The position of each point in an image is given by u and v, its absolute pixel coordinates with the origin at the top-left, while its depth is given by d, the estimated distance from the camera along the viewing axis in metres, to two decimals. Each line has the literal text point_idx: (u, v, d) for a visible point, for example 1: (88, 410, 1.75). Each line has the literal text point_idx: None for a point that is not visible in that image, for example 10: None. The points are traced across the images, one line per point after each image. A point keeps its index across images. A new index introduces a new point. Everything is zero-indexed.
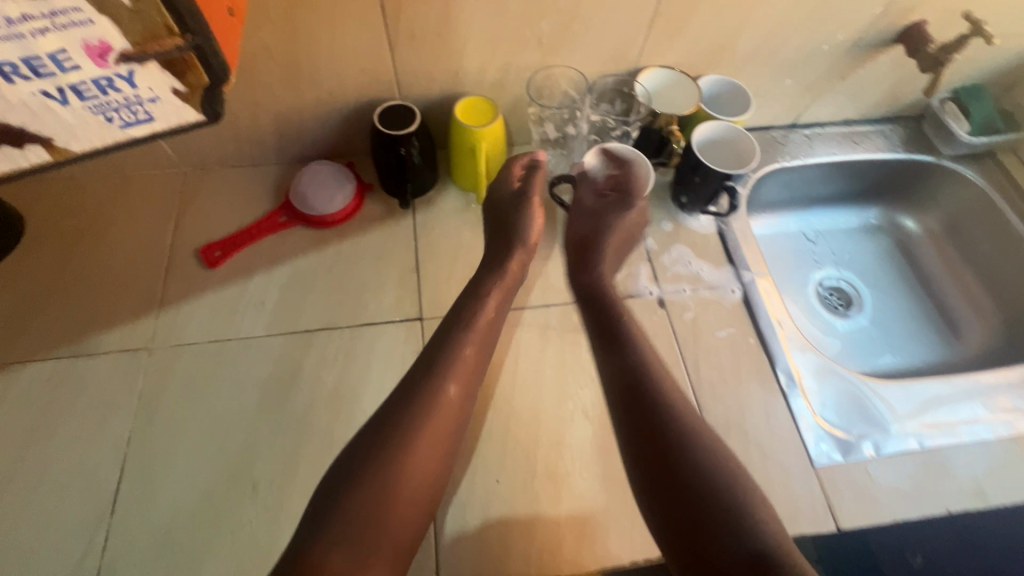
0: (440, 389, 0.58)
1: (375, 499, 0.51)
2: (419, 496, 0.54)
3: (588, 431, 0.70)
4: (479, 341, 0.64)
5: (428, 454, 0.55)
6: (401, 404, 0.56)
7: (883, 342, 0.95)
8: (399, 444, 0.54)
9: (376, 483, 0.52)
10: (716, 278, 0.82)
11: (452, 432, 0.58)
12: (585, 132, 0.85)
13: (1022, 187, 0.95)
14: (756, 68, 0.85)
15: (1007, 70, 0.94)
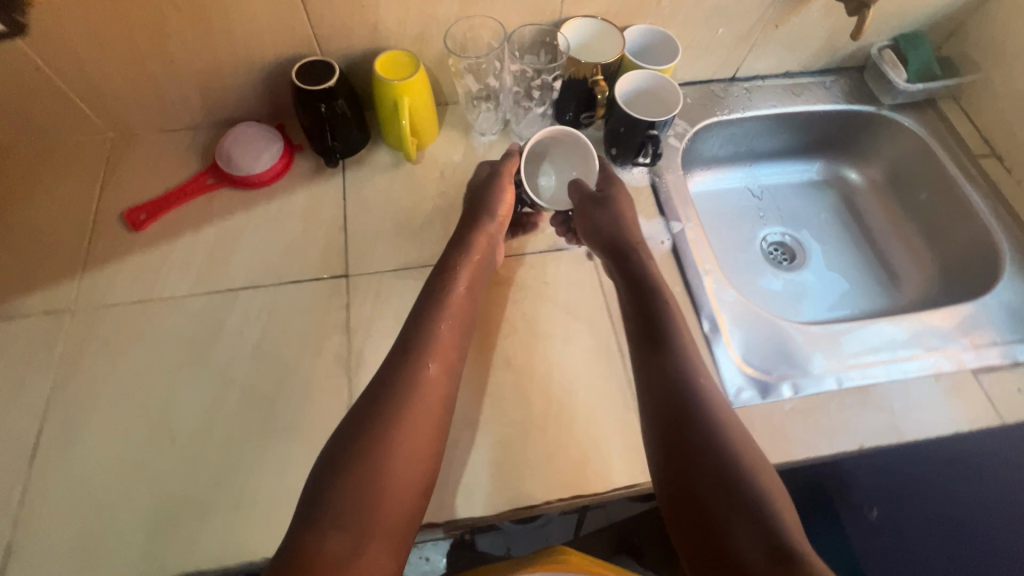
0: (418, 370, 0.62)
1: (364, 479, 0.54)
2: (409, 484, 0.56)
3: (509, 379, 0.70)
4: (457, 336, 0.67)
5: (411, 445, 0.58)
6: (382, 389, 0.60)
7: (823, 293, 0.96)
8: (374, 438, 0.57)
9: (361, 465, 0.55)
10: (646, 230, 0.82)
11: (438, 409, 0.61)
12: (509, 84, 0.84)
13: (958, 135, 0.96)
14: (684, 18, 0.84)
15: (942, 16, 0.94)
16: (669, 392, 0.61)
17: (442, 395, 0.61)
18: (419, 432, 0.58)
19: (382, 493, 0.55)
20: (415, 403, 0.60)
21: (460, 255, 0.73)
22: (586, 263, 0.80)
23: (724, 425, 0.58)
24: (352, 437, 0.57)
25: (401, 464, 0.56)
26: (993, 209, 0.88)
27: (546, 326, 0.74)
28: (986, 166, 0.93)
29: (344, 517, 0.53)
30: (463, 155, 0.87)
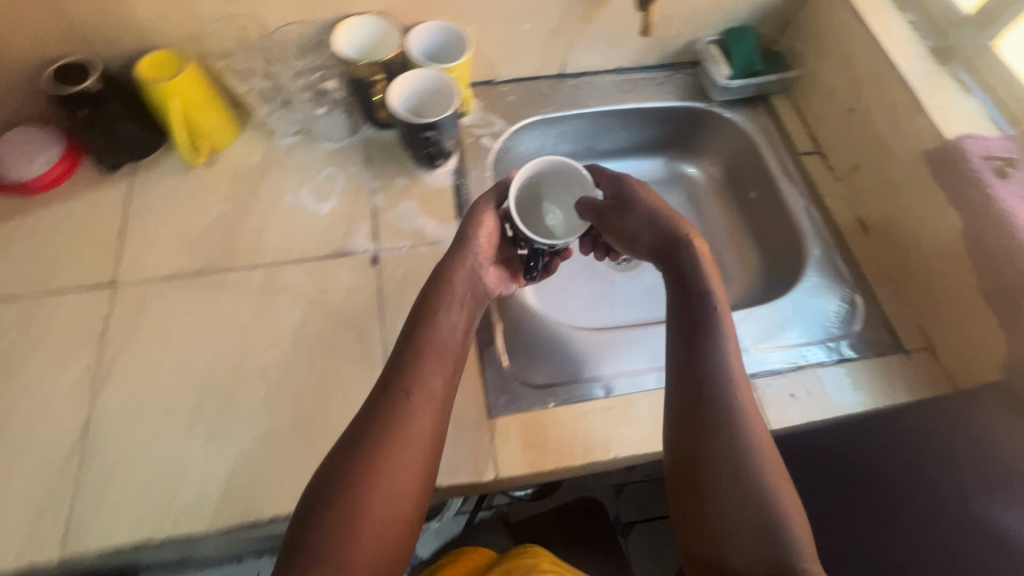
0: (399, 402, 0.55)
1: (337, 521, 0.49)
2: (388, 523, 0.51)
3: (262, 392, 0.68)
4: (441, 368, 0.60)
5: (388, 483, 0.52)
6: (364, 422, 0.55)
7: (650, 295, 0.95)
8: (357, 476, 0.51)
9: (342, 507, 0.50)
10: (438, 234, 0.80)
11: (427, 447, 0.55)
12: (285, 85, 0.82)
13: (786, 132, 0.94)
14: (480, 13, 0.81)
15: (768, 9, 0.91)
16: (710, 417, 0.55)
17: (423, 427, 0.55)
18: (400, 471, 0.52)
19: (381, 535, 0.50)
20: (371, 447, 0.53)
21: (435, 291, 0.65)
22: (368, 269, 0.77)
23: (761, 458, 0.53)
24: (356, 474, 0.51)
25: (385, 507, 0.51)
26: (807, 208, 0.87)
27: (313, 337, 0.72)
28: (809, 164, 0.91)
29: (311, 562, 0.47)
30: (260, 157, 0.84)
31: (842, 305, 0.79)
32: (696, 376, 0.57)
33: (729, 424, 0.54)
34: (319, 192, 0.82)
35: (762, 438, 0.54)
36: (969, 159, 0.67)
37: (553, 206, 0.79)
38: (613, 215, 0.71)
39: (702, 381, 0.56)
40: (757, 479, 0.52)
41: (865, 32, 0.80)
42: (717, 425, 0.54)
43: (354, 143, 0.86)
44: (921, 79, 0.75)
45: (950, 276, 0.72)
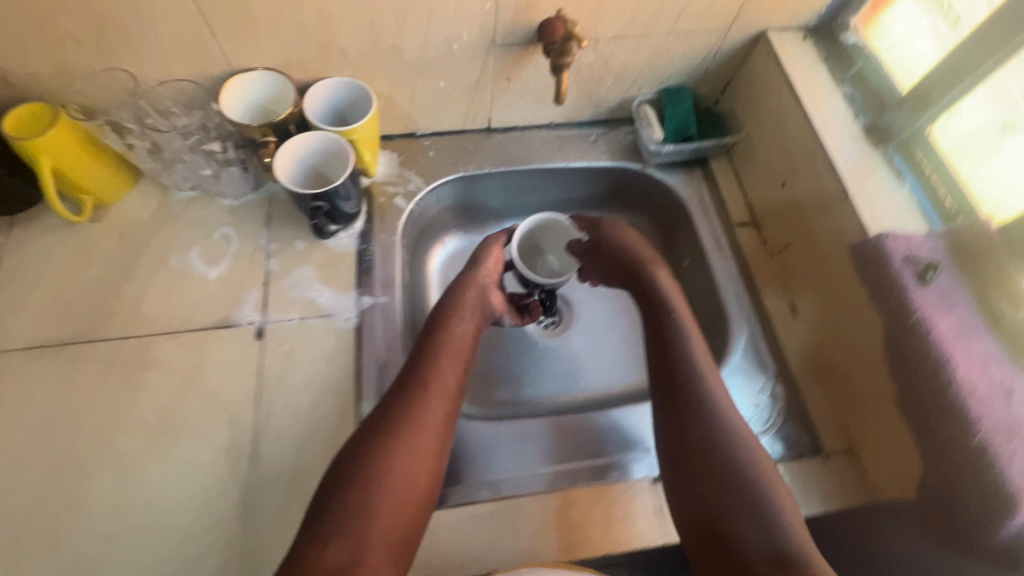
0: (418, 396, 0.62)
1: (359, 502, 0.54)
2: (405, 502, 0.56)
3: (112, 486, 0.62)
4: (454, 368, 0.67)
5: (408, 466, 0.57)
6: (385, 414, 0.60)
7: (574, 368, 0.90)
8: (377, 461, 0.57)
9: (364, 487, 0.55)
10: (332, 305, 0.75)
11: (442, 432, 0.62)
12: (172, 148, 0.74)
13: (721, 199, 0.88)
14: (387, 70, 0.75)
15: (707, 70, 0.86)
16: (699, 426, 0.62)
17: (438, 417, 0.61)
18: (424, 455, 0.59)
19: (402, 509, 0.56)
20: (399, 432, 0.59)
21: (452, 304, 0.72)
22: (251, 343, 0.71)
23: (751, 459, 0.59)
24: (383, 454, 0.57)
25: (412, 486, 0.57)
26: (734, 286, 0.81)
27: (179, 422, 0.66)
28: (742, 237, 0.85)
29: (345, 530, 0.52)
30: (153, 213, 0.79)
31: (762, 398, 0.74)
32: (680, 393, 0.65)
33: (716, 428, 0.61)
34: (210, 254, 0.77)
35: (749, 440, 0.61)
36: (889, 257, 0.62)
37: (551, 252, 0.83)
38: (595, 258, 0.81)
39: (691, 393, 0.64)
40: (749, 475, 0.58)
41: (798, 105, 0.76)
42: (707, 431, 0.61)
43: (256, 199, 0.81)
44: (849, 163, 0.70)
45: (871, 379, 0.66)
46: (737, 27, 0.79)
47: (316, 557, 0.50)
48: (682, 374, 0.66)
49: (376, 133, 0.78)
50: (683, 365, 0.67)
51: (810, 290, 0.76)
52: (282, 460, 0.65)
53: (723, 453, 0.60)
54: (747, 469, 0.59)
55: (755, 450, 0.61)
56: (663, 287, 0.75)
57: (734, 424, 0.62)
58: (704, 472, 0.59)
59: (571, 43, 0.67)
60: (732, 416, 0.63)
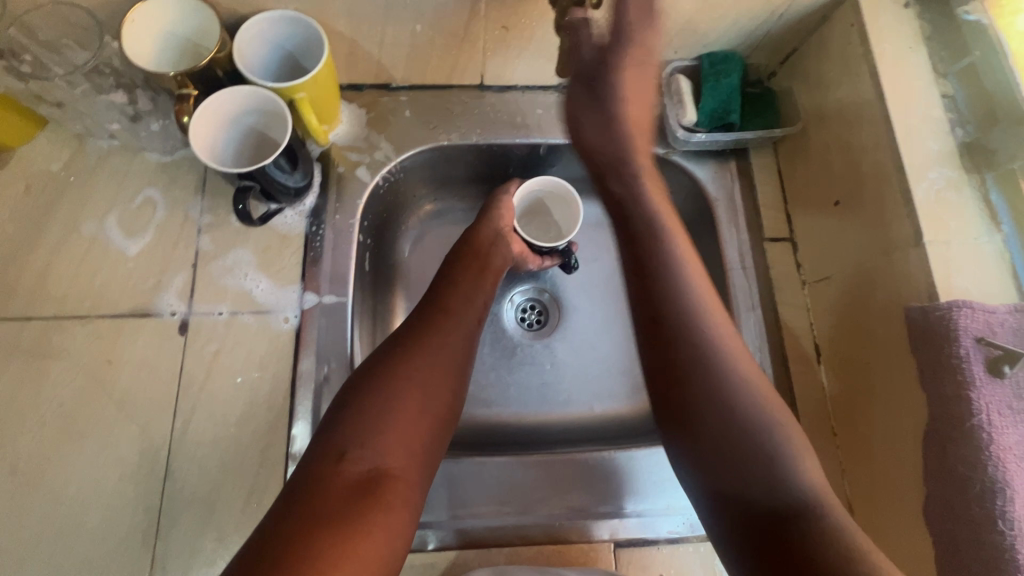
0: (440, 314, 0.58)
1: (377, 411, 0.49)
2: (426, 415, 0.51)
3: (10, 491, 0.56)
4: (472, 292, 0.62)
5: (428, 377, 0.53)
6: (405, 331, 0.56)
7: (559, 382, 0.76)
8: (396, 370, 0.52)
9: (384, 396, 0.50)
10: (271, 300, 0.63)
11: (465, 348, 0.57)
12: (69, 102, 0.60)
13: (757, 205, 0.71)
14: (346, 6, 0.58)
15: (767, 34, 0.66)
16: (686, 367, 0.48)
17: (459, 334, 0.57)
18: (443, 367, 0.54)
19: (422, 423, 0.51)
20: (418, 348, 0.54)
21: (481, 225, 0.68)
22: (172, 338, 0.61)
23: (750, 411, 0.46)
24: (399, 367, 0.52)
25: (431, 401, 0.52)
26: (754, 317, 0.67)
27: (85, 425, 0.58)
28: (773, 255, 0.69)
29: (364, 441, 0.48)
30: (66, 165, 0.65)
31: None
32: (667, 331, 0.50)
33: (704, 370, 0.48)
34: (131, 223, 0.64)
35: (738, 377, 0.47)
36: (957, 338, 0.48)
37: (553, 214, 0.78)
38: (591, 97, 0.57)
39: (677, 333, 0.49)
40: (744, 423, 0.46)
41: (879, 101, 0.57)
42: (698, 375, 0.48)
43: (188, 157, 0.67)
44: (930, 195, 0.54)
45: (896, 468, 0.55)
46: None
47: (334, 467, 0.46)
48: (668, 303, 0.51)
49: (331, 86, 0.62)
50: (659, 298, 0.51)
51: (846, 339, 0.61)
52: (198, 480, 0.57)
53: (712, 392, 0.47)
54: (746, 414, 0.46)
55: (752, 384, 0.47)
56: (653, 209, 0.56)
57: (723, 362, 0.48)
58: (707, 431, 0.46)
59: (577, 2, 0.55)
60: (721, 346, 0.49)
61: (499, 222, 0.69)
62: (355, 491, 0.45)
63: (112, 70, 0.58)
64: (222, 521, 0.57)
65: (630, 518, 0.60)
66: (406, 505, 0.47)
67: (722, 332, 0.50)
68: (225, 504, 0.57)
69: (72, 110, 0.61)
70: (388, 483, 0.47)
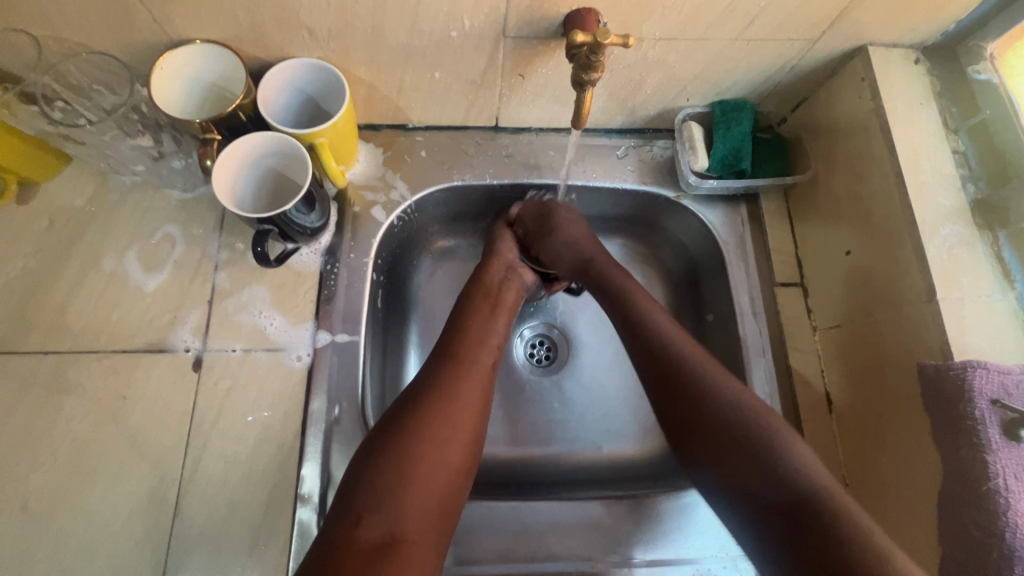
0: (456, 368, 0.57)
1: (393, 473, 0.49)
2: (440, 473, 0.50)
3: (18, 528, 0.56)
4: (483, 333, 0.61)
5: (443, 434, 0.52)
6: (418, 386, 0.55)
7: (569, 421, 0.76)
8: (410, 427, 0.51)
9: (399, 457, 0.50)
10: (284, 338, 0.64)
11: (480, 402, 0.56)
12: (100, 145, 0.62)
13: (768, 249, 0.71)
14: (367, 55, 0.59)
15: (779, 85, 0.67)
16: (702, 402, 0.52)
17: (474, 387, 0.56)
18: (456, 422, 0.53)
19: (435, 481, 0.50)
20: (433, 400, 0.54)
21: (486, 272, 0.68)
22: (185, 375, 0.61)
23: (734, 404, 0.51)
24: (413, 426, 0.51)
25: (446, 455, 0.51)
26: (763, 363, 0.66)
27: (97, 461, 0.58)
28: (784, 300, 0.69)
29: (377, 504, 0.48)
30: (88, 200, 0.67)
31: None
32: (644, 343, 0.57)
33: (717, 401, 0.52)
34: (150, 259, 0.65)
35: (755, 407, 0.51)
36: (973, 401, 0.48)
37: None
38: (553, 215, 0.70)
39: (682, 376, 0.54)
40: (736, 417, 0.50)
41: (890, 155, 0.58)
42: (691, 386, 0.53)
43: (208, 194, 0.68)
44: (943, 251, 0.54)
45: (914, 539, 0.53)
46: (830, 37, 0.59)
47: (348, 533, 0.46)
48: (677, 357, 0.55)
49: (351, 130, 0.63)
50: (654, 334, 0.57)
51: (859, 392, 0.61)
52: (206, 518, 0.57)
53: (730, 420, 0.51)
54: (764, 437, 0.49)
55: (762, 409, 0.51)
56: (631, 288, 0.63)
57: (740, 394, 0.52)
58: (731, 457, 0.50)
59: (597, 56, 0.49)
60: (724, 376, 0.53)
61: (507, 255, 0.71)
62: (371, 558, 0.45)
63: (142, 114, 0.60)
64: (229, 561, 0.56)
65: (639, 567, 0.60)
66: (422, 569, 0.47)
67: (710, 365, 0.54)
68: (233, 545, 0.57)
69: (98, 150, 0.63)
70: (404, 546, 0.46)
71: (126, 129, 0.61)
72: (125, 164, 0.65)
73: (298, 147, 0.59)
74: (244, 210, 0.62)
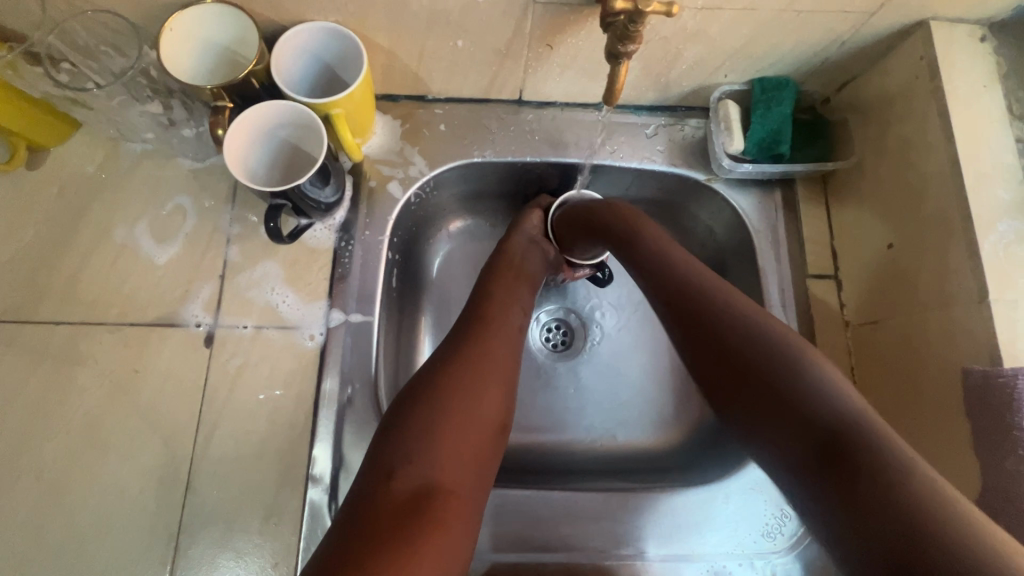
0: (483, 329, 0.56)
1: (424, 427, 0.48)
2: (477, 424, 0.49)
3: (35, 496, 0.56)
4: (510, 300, 0.60)
5: (475, 389, 0.51)
6: (445, 349, 0.55)
7: (586, 409, 0.74)
8: (438, 384, 0.50)
9: (430, 413, 0.48)
10: (297, 316, 0.62)
11: (510, 365, 0.55)
12: (112, 111, 0.60)
13: (802, 239, 0.68)
14: (387, 22, 0.56)
15: (827, 62, 0.62)
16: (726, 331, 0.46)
17: (504, 348, 0.55)
18: (488, 374, 0.52)
19: (471, 435, 0.49)
20: (462, 359, 0.53)
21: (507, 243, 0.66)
22: (197, 350, 0.60)
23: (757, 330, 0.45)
24: (442, 383, 0.50)
25: (480, 417, 0.50)
26: None
27: (108, 434, 0.58)
28: (816, 293, 0.66)
29: (412, 458, 0.46)
30: (98, 167, 0.65)
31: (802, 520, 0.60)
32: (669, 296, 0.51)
33: (735, 321, 0.46)
34: (161, 231, 0.64)
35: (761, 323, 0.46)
36: (1019, 410, 0.45)
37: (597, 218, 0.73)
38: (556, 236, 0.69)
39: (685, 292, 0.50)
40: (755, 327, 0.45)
41: (946, 141, 0.54)
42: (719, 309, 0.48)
43: (220, 165, 0.66)
44: (999, 249, 0.50)
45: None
46: (889, 10, 0.54)
47: (383, 487, 0.45)
48: (707, 315, 0.48)
49: (368, 101, 0.60)
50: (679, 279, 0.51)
51: (895, 393, 0.58)
52: (216, 494, 0.57)
53: (755, 335, 0.45)
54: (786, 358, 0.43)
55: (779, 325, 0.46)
56: (665, 247, 0.55)
57: (744, 305, 0.48)
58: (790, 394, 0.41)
59: (636, 26, 0.45)
60: (743, 303, 0.48)
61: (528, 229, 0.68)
62: (407, 508, 0.43)
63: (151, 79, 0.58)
64: (241, 538, 0.56)
65: (654, 561, 0.59)
66: (463, 518, 0.45)
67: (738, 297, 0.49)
68: (243, 523, 0.57)
69: (108, 116, 0.61)
70: (441, 497, 0.45)
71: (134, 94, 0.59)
72: (137, 131, 0.63)
73: (314, 117, 0.56)
74: (257, 182, 0.60)
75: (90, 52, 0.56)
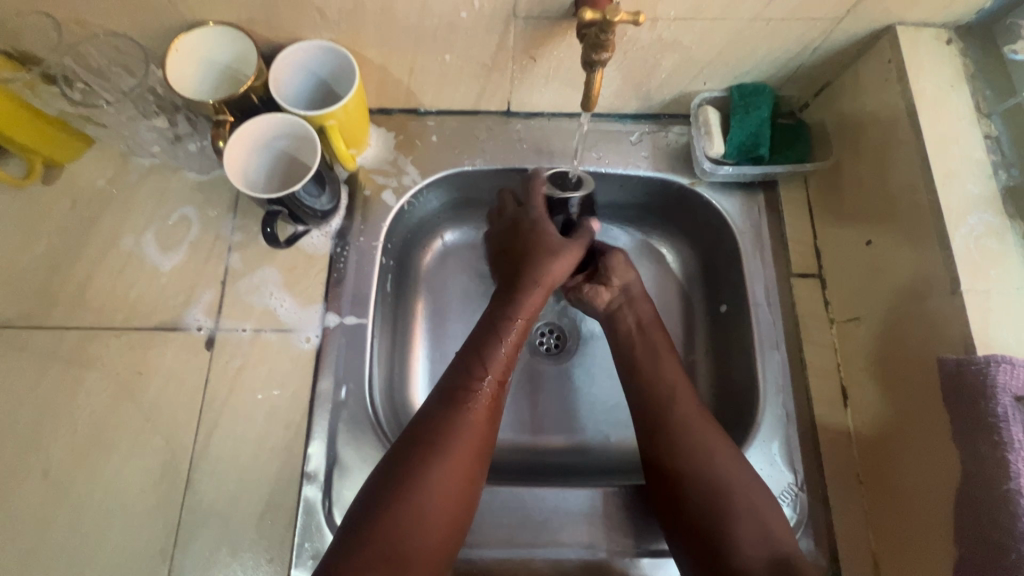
0: (457, 422, 0.54)
1: (389, 540, 0.47)
2: (440, 531, 0.50)
3: (41, 495, 0.58)
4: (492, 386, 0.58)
5: (444, 493, 0.50)
6: (416, 442, 0.52)
7: (578, 411, 0.75)
8: (405, 489, 0.49)
9: (394, 523, 0.48)
10: (294, 319, 0.65)
11: (479, 456, 0.54)
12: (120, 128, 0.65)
13: (785, 238, 0.69)
14: (378, 38, 0.59)
15: (801, 68, 0.65)
16: (705, 470, 0.55)
17: (476, 441, 0.54)
18: (457, 470, 0.52)
19: (434, 542, 0.49)
20: (431, 460, 0.51)
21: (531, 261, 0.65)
22: (199, 353, 0.63)
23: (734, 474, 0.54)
24: (411, 489, 0.49)
25: (437, 505, 0.50)
26: (777, 356, 0.64)
27: (112, 435, 0.60)
28: (800, 291, 0.67)
29: (374, 571, 0.46)
30: (109, 181, 0.68)
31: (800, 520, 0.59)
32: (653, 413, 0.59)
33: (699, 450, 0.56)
34: (166, 240, 0.67)
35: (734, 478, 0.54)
36: (994, 396, 0.46)
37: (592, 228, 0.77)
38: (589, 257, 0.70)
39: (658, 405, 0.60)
40: (725, 468, 0.55)
41: (916, 139, 0.56)
42: (696, 445, 0.56)
43: (223, 177, 0.69)
44: (969, 241, 0.52)
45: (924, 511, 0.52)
46: (856, 16, 0.57)
47: None
48: (686, 430, 0.57)
49: (361, 113, 0.64)
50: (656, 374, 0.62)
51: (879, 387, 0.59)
52: (216, 489, 0.59)
53: (709, 462, 0.55)
54: (746, 500, 0.53)
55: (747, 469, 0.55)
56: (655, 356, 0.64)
57: (705, 426, 0.57)
58: (741, 535, 0.51)
59: (607, 35, 0.48)
60: (694, 408, 0.59)
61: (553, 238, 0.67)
62: None
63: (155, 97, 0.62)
64: (237, 536, 0.58)
65: (643, 558, 0.59)
66: None
67: (690, 403, 0.59)
68: (241, 521, 0.58)
69: (116, 131, 0.66)
70: None
71: (142, 114, 0.63)
72: (140, 146, 0.67)
73: (308, 129, 0.59)
74: (256, 191, 0.64)
75: (102, 73, 0.60)
